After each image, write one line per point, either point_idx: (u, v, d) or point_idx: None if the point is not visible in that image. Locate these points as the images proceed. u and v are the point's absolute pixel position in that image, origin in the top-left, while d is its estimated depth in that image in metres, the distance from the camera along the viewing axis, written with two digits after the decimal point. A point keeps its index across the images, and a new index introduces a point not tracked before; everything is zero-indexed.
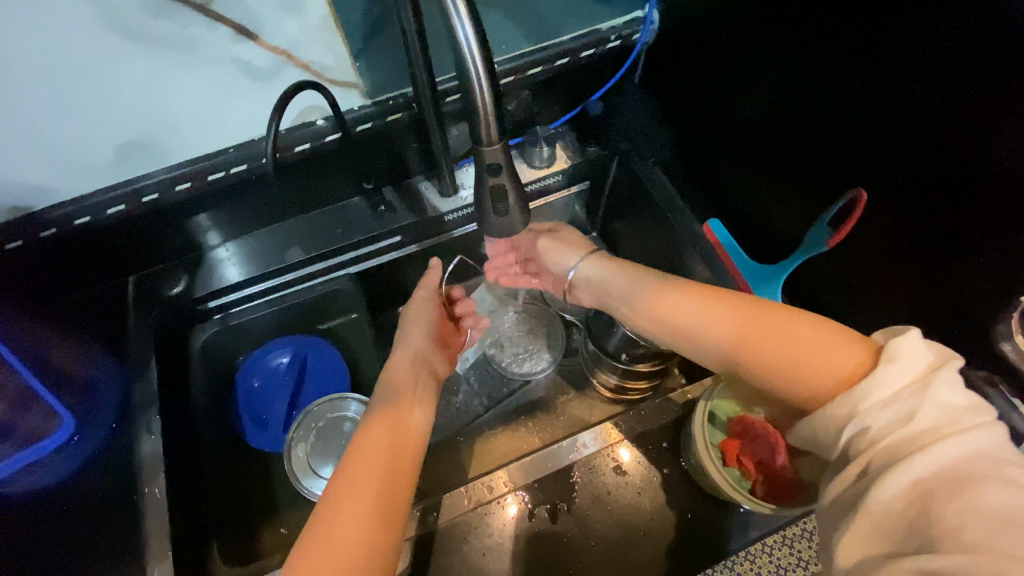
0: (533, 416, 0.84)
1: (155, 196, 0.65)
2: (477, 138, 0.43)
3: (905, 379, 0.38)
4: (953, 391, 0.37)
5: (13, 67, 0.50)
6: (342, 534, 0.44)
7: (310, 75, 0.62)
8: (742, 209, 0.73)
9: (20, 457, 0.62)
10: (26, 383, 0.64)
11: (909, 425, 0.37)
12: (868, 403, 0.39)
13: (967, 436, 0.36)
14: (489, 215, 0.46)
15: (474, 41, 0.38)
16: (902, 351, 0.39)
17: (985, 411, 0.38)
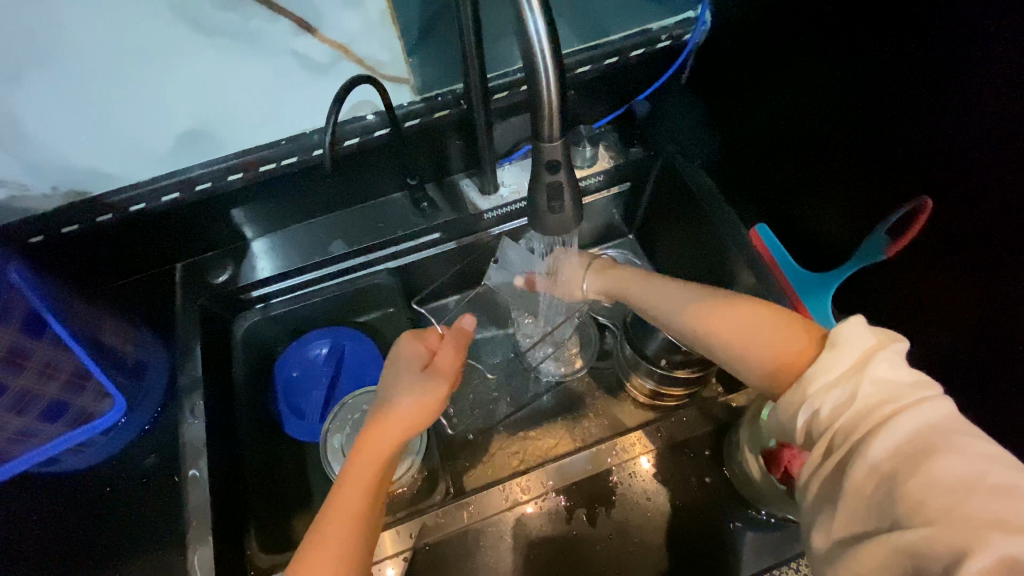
0: (566, 418, 0.83)
1: (209, 185, 0.66)
2: (538, 136, 0.42)
3: (848, 361, 0.44)
4: (892, 371, 0.43)
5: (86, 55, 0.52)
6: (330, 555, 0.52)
7: (364, 70, 0.63)
8: (790, 215, 0.71)
9: (72, 436, 0.61)
10: (81, 362, 0.61)
11: (856, 405, 0.42)
12: (816, 388, 0.44)
13: (910, 412, 0.41)
14: (545, 214, 0.46)
15: (544, 35, 0.38)
16: (843, 338, 0.45)
17: (925, 385, 0.43)
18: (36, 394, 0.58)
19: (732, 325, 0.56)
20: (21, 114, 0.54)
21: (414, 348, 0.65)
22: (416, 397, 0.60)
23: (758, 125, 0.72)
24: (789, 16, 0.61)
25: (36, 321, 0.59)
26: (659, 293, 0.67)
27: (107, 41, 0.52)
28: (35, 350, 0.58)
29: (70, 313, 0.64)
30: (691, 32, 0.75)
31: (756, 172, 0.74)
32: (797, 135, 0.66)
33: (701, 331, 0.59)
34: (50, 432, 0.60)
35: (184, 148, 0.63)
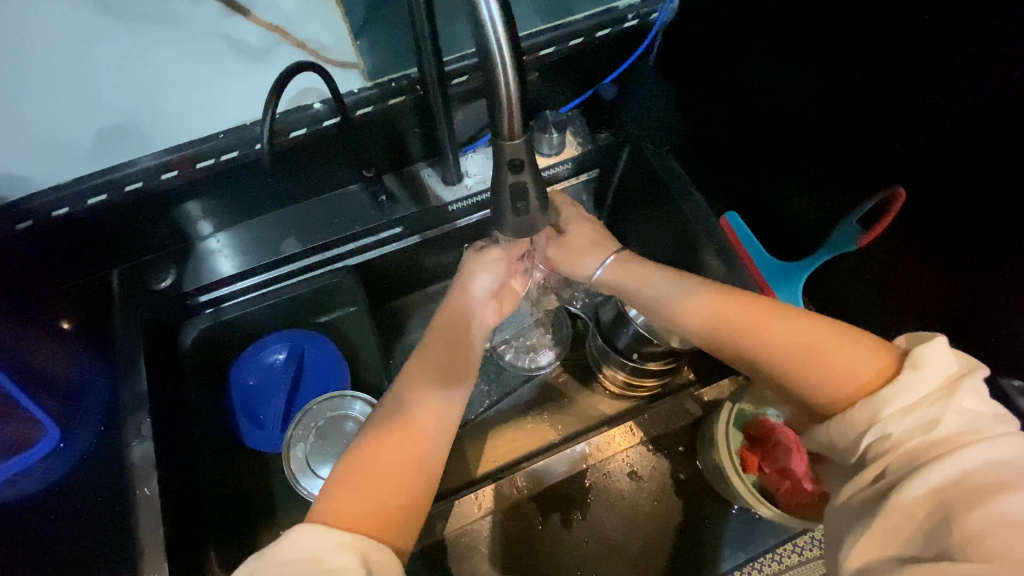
0: (539, 413, 0.81)
1: (139, 185, 0.60)
2: (498, 133, 0.39)
3: (932, 386, 0.41)
4: (977, 399, 0.40)
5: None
6: (385, 453, 0.47)
7: (307, 54, 0.57)
8: (764, 200, 0.69)
9: (6, 466, 0.59)
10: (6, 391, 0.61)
11: (928, 432, 0.39)
12: (890, 410, 0.41)
13: (987, 444, 0.38)
14: (508, 215, 0.43)
15: (498, 20, 0.34)
16: (929, 360, 0.42)
17: (1006, 421, 0.40)
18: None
19: (792, 339, 0.49)
20: None
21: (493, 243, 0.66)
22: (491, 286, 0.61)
23: (731, 108, 0.69)
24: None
25: None
26: (678, 292, 0.58)
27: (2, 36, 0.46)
28: None
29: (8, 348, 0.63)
30: (659, 10, 0.72)
31: (729, 157, 0.72)
32: (769, 118, 0.64)
33: (754, 351, 0.51)
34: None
35: (109, 145, 0.57)
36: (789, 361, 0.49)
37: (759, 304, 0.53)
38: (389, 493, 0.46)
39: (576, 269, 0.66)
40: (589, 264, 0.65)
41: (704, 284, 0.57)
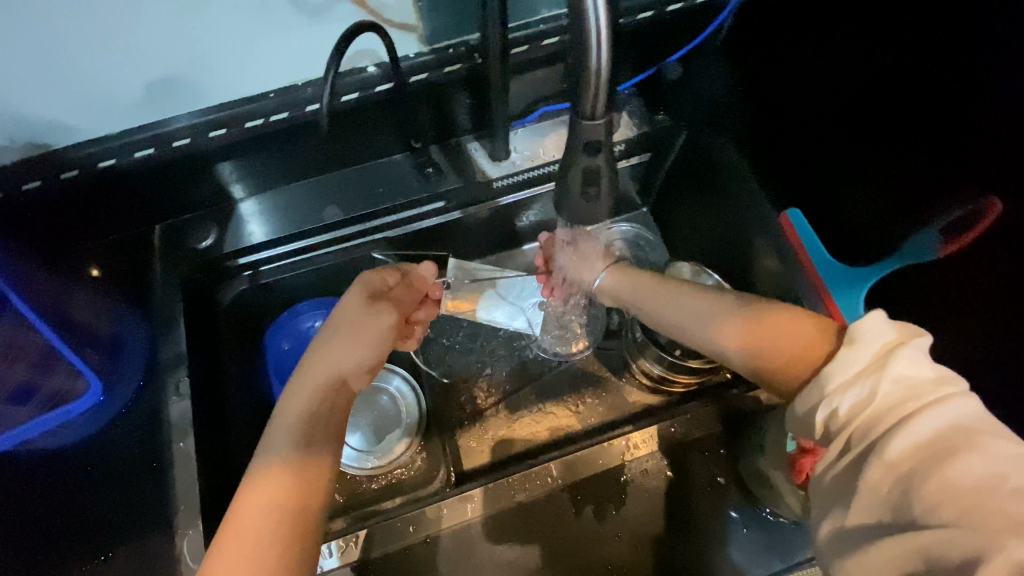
0: (570, 399, 0.80)
1: (186, 141, 0.59)
2: (577, 112, 0.36)
3: (865, 358, 0.40)
4: (916, 365, 0.39)
5: None
6: (246, 521, 0.42)
7: (365, 12, 0.54)
8: (826, 198, 0.65)
9: (45, 419, 0.60)
10: (48, 343, 0.58)
11: (873, 404, 0.39)
12: (834, 384, 0.40)
13: (930, 410, 0.37)
14: (576, 201, 0.41)
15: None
16: (863, 334, 0.41)
17: (951, 381, 0.39)
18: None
19: (737, 327, 0.51)
20: None
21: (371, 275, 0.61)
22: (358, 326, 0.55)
23: (800, 98, 0.65)
24: None
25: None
26: (655, 299, 0.62)
27: None
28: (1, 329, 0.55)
29: (43, 300, 0.60)
30: None
31: (794, 150, 0.68)
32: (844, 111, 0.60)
33: (716, 346, 0.53)
34: (19, 416, 0.58)
35: (157, 98, 0.55)
36: (745, 351, 0.50)
37: (721, 299, 0.55)
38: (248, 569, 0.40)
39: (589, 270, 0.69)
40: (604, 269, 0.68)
41: (679, 289, 0.61)
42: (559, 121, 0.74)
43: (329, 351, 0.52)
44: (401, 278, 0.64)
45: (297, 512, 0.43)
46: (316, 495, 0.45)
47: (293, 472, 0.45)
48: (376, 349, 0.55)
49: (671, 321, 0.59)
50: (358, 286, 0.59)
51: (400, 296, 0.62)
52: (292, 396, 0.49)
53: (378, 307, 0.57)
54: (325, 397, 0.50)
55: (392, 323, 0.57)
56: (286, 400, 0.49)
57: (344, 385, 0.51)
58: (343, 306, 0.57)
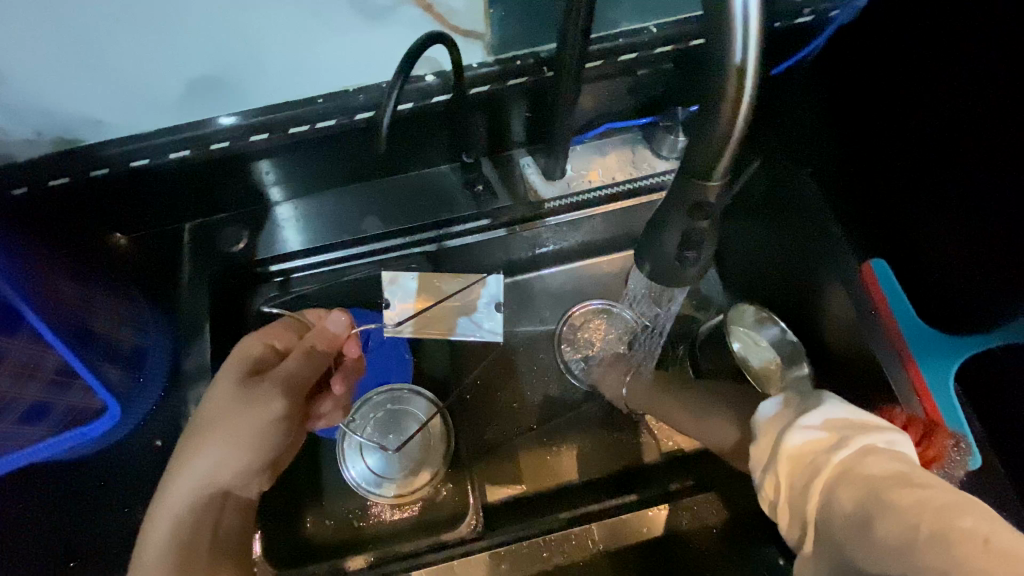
0: (609, 436, 0.72)
1: (225, 144, 0.54)
2: (690, 165, 0.31)
3: (763, 450, 0.40)
4: (806, 436, 0.38)
5: None
6: None
7: (431, 17, 0.49)
8: (916, 250, 0.58)
9: (60, 440, 0.54)
10: (68, 364, 0.51)
11: (789, 484, 0.38)
12: (759, 477, 0.40)
13: (834, 475, 0.35)
14: (670, 262, 0.35)
15: (754, 12, 0.26)
16: (757, 431, 0.42)
17: (852, 436, 0.37)
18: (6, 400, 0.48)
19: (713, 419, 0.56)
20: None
21: (252, 346, 0.50)
22: (204, 415, 0.46)
23: (891, 136, 0.58)
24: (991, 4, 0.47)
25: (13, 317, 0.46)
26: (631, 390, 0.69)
27: None
28: (12, 351, 0.46)
29: (56, 306, 0.50)
30: (840, 7, 0.61)
31: (883, 195, 0.60)
32: (950, 158, 0.52)
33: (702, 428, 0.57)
34: (34, 435, 0.52)
35: (199, 96, 0.50)
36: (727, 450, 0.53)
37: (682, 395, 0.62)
38: None
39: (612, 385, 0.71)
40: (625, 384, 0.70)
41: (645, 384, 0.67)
42: (620, 138, 0.70)
43: (198, 458, 0.45)
44: (298, 350, 0.50)
45: None
46: None
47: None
48: (255, 451, 0.46)
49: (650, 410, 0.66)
50: (235, 360, 0.49)
51: (290, 376, 0.49)
52: (165, 500, 0.45)
53: (222, 402, 0.46)
54: (201, 510, 0.45)
55: (277, 412, 0.46)
56: (149, 527, 0.45)
57: (224, 495, 0.47)
58: (206, 400, 0.47)
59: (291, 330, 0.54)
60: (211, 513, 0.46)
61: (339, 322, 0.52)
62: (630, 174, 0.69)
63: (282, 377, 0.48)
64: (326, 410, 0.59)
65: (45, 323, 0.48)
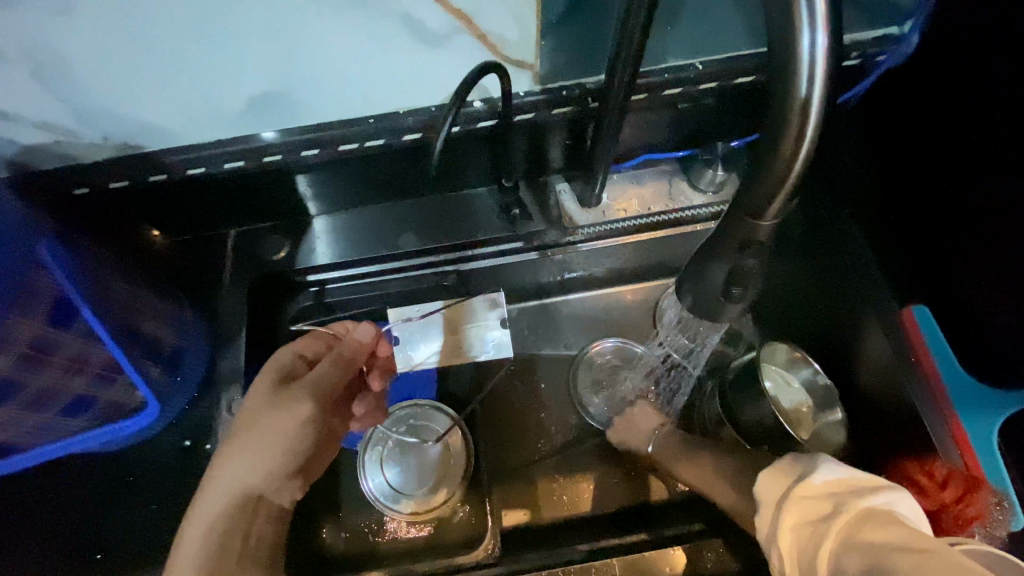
0: (630, 469, 0.71)
1: (278, 158, 0.57)
2: (743, 202, 0.31)
3: (769, 517, 0.41)
4: (805, 502, 0.39)
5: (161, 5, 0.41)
6: None
7: (486, 47, 0.50)
8: (962, 300, 0.56)
9: (98, 433, 0.57)
10: (112, 357, 0.55)
11: (794, 553, 0.38)
12: (767, 544, 0.41)
13: (835, 541, 0.35)
14: (714, 298, 0.35)
15: (820, 61, 0.26)
16: (759, 494, 0.43)
17: (850, 500, 0.37)
18: (56, 389, 0.52)
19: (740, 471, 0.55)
20: (81, 69, 0.45)
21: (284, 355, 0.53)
22: (241, 418, 0.47)
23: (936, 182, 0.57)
24: None
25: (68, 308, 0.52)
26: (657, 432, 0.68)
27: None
28: (63, 342, 0.52)
29: (106, 304, 0.55)
30: (887, 52, 0.59)
31: (924, 240, 0.60)
32: (997, 208, 0.51)
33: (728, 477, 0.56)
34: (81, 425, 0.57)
35: (259, 111, 0.53)
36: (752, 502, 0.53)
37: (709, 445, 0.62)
38: None
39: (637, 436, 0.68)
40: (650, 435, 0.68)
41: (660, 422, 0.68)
42: (657, 170, 0.70)
43: (232, 460, 0.46)
44: (328, 357, 0.52)
45: None
46: None
47: None
48: (286, 453, 0.47)
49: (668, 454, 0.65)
50: (268, 370, 0.51)
51: (322, 379, 0.50)
52: (199, 507, 0.44)
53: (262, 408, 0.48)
54: (231, 519, 0.44)
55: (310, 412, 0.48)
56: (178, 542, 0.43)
57: (257, 500, 0.46)
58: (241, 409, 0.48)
59: (322, 344, 0.55)
60: (244, 522, 0.45)
61: (367, 331, 0.55)
62: (666, 206, 0.69)
63: (312, 383, 0.50)
64: (360, 414, 0.59)
65: (93, 314, 0.53)
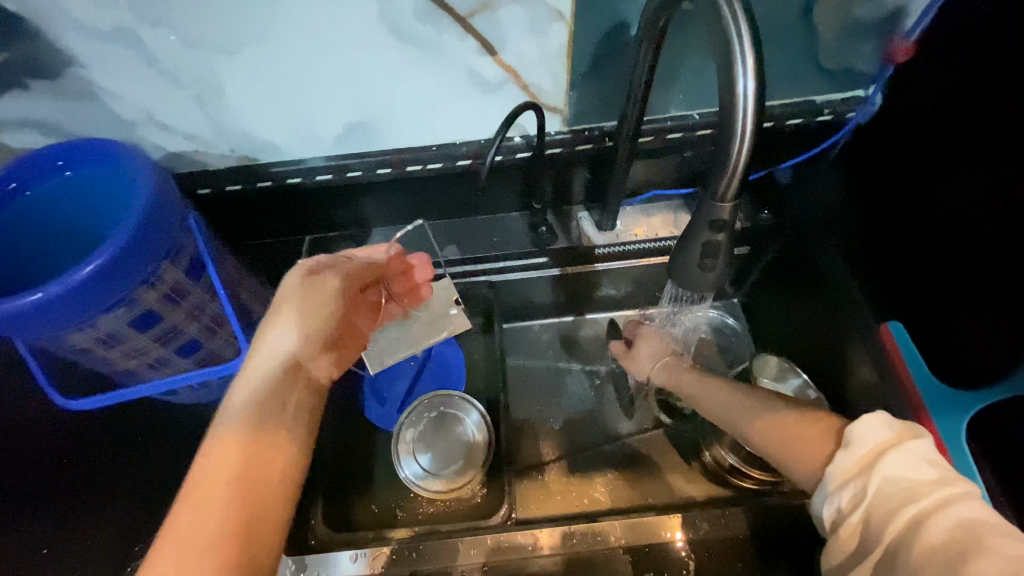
0: (637, 474, 0.81)
1: (358, 174, 0.72)
2: (711, 192, 0.42)
3: (857, 460, 0.48)
4: (906, 470, 0.46)
5: (291, 57, 0.57)
6: (202, 499, 0.39)
7: (527, 93, 0.65)
8: (929, 316, 0.65)
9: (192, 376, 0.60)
10: (222, 310, 0.61)
11: (870, 500, 0.46)
12: (835, 482, 0.48)
13: (926, 510, 0.43)
14: (692, 270, 0.45)
15: (750, 97, 0.39)
16: (852, 442, 0.49)
17: (946, 482, 0.45)
18: (180, 329, 0.58)
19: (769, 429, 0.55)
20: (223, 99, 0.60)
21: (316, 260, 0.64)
22: (280, 299, 0.54)
23: (906, 217, 0.68)
24: (965, 112, 0.58)
25: (201, 266, 0.59)
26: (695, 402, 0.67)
27: (306, 50, 0.57)
28: (192, 291, 0.57)
29: (220, 262, 0.62)
30: (857, 110, 0.72)
31: (897, 266, 0.69)
32: (951, 236, 0.62)
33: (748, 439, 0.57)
34: (178, 367, 0.61)
35: (348, 136, 0.68)
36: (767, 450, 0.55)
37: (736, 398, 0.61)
38: (207, 524, 0.38)
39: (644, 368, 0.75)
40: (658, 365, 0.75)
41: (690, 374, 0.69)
42: (666, 205, 0.81)
43: (277, 326, 0.52)
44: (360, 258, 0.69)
45: (255, 480, 0.42)
46: (273, 476, 0.43)
47: (238, 445, 0.43)
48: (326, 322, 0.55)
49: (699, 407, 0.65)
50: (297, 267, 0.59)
51: (345, 272, 0.62)
52: (248, 369, 0.49)
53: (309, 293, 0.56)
54: (282, 380, 0.49)
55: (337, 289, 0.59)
56: (224, 405, 0.46)
57: (300, 369, 0.50)
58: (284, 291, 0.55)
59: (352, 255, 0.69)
60: (285, 389, 0.48)
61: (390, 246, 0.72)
62: (672, 233, 0.80)
63: (338, 270, 0.61)
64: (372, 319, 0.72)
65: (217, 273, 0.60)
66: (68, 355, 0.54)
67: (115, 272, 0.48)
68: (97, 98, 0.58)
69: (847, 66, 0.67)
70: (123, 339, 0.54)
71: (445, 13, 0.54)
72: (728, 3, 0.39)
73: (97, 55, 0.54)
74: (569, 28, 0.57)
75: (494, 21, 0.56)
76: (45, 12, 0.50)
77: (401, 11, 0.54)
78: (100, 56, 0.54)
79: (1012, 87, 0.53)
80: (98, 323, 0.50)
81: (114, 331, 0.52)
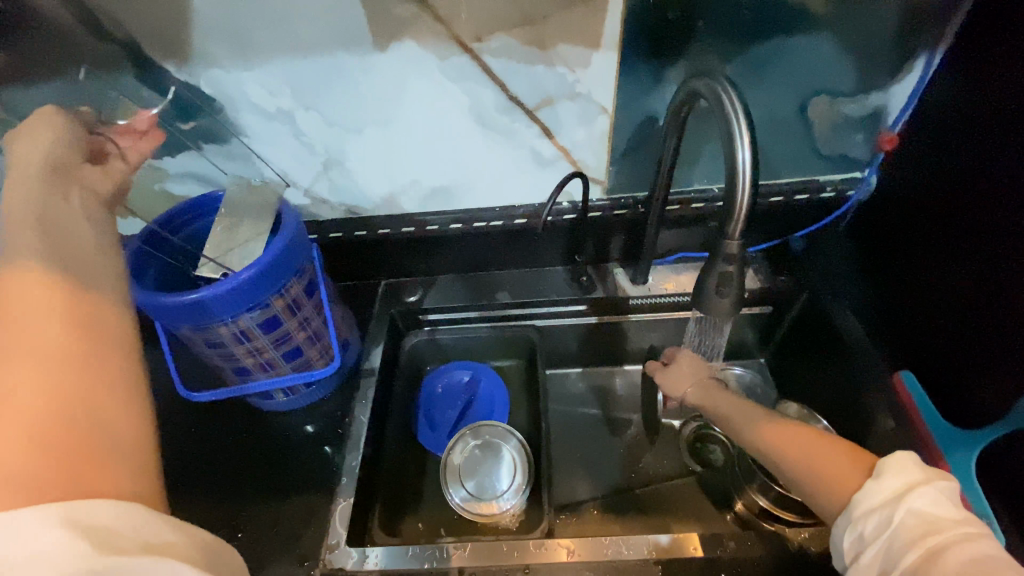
0: (669, 515, 0.84)
1: (435, 228, 0.88)
2: (723, 232, 0.54)
3: (886, 491, 0.45)
4: (932, 509, 0.43)
5: (399, 136, 0.75)
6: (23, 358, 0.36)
7: (575, 168, 0.81)
8: (936, 366, 0.72)
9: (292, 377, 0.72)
10: (322, 324, 0.75)
11: (893, 531, 0.44)
12: (859, 511, 0.46)
13: (954, 546, 0.41)
14: (711, 296, 0.56)
15: (747, 165, 0.52)
16: (884, 471, 0.47)
17: (973, 523, 0.42)
18: (291, 336, 0.71)
19: (793, 444, 0.54)
20: (344, 165, 0.79)
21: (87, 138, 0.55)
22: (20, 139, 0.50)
23: (906, 278, 0.77)
24: (946, 191, 0.70)
25: (313, 286, 0.74)
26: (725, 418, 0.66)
27: (412, 133, 0.75)
28: (306, 306, 0.72)
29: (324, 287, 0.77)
30: (856, 188, 0.85)
31: (903, 322, 0.77)
32: (944, 292, 0.71)
33: (764, 449, 0.57)
34: (281, 370, 0.74)
35: (431, 197, 0.85)
36: (787, 471, 0.54)
37: (761, 418, 0.60)
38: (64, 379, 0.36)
39: (679, 387, 0.73)
40: (693, 386, 0.73)
41: (723, 391, 0.69)
42: (692, 264, 0.93)
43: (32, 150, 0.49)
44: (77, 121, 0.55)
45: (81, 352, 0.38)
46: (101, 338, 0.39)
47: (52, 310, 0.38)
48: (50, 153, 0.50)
49: (727, 424, 0.65)
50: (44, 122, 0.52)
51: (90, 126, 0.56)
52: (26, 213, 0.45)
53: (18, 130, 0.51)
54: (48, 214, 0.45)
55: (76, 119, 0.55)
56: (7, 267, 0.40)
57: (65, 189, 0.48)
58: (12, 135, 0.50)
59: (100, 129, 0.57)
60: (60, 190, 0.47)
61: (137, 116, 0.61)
62: None
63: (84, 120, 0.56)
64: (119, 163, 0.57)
65: (323, 294, 0.75)
66: (203, 346, 0.68)
67: (263, 279, 0.63)
68: (250, 160, 0.77)
69: (843, 152, 0.81)
70: (250, 337, 0.68)
71: (518, 107, 0.72)
72: (729, 101, 0.53)
73: (259, 129, 0.73)
74: (610, 119, 0.74)
75: (553, 113, 0.73)
76: (232, 97, 0.70)
77: (485, 106, 0.72)
78: (261, 130, 0.74)
79: (986, 169, 0.64)
80: (238, 320, 0.65)
81: (246, 329, 0.66)
